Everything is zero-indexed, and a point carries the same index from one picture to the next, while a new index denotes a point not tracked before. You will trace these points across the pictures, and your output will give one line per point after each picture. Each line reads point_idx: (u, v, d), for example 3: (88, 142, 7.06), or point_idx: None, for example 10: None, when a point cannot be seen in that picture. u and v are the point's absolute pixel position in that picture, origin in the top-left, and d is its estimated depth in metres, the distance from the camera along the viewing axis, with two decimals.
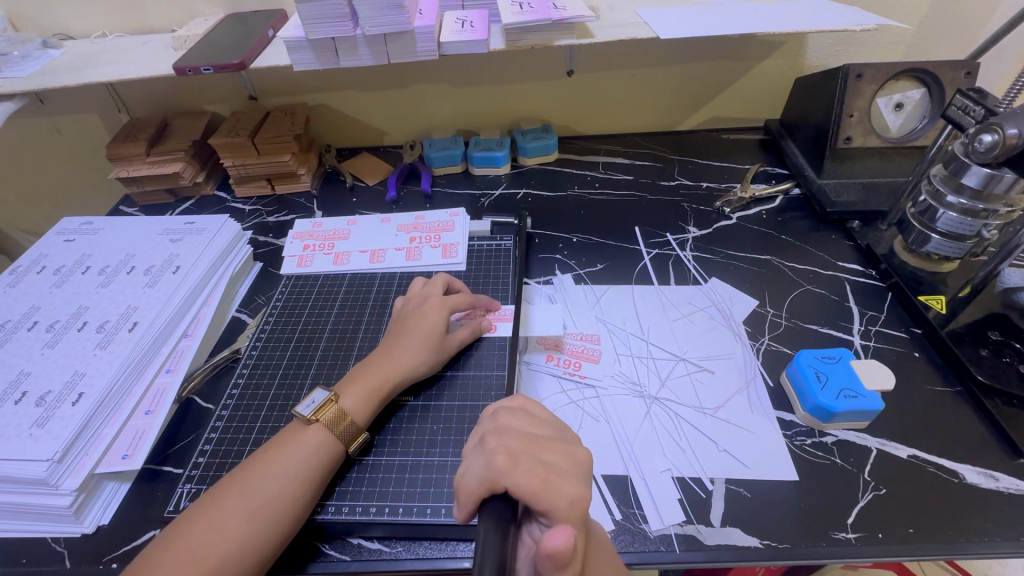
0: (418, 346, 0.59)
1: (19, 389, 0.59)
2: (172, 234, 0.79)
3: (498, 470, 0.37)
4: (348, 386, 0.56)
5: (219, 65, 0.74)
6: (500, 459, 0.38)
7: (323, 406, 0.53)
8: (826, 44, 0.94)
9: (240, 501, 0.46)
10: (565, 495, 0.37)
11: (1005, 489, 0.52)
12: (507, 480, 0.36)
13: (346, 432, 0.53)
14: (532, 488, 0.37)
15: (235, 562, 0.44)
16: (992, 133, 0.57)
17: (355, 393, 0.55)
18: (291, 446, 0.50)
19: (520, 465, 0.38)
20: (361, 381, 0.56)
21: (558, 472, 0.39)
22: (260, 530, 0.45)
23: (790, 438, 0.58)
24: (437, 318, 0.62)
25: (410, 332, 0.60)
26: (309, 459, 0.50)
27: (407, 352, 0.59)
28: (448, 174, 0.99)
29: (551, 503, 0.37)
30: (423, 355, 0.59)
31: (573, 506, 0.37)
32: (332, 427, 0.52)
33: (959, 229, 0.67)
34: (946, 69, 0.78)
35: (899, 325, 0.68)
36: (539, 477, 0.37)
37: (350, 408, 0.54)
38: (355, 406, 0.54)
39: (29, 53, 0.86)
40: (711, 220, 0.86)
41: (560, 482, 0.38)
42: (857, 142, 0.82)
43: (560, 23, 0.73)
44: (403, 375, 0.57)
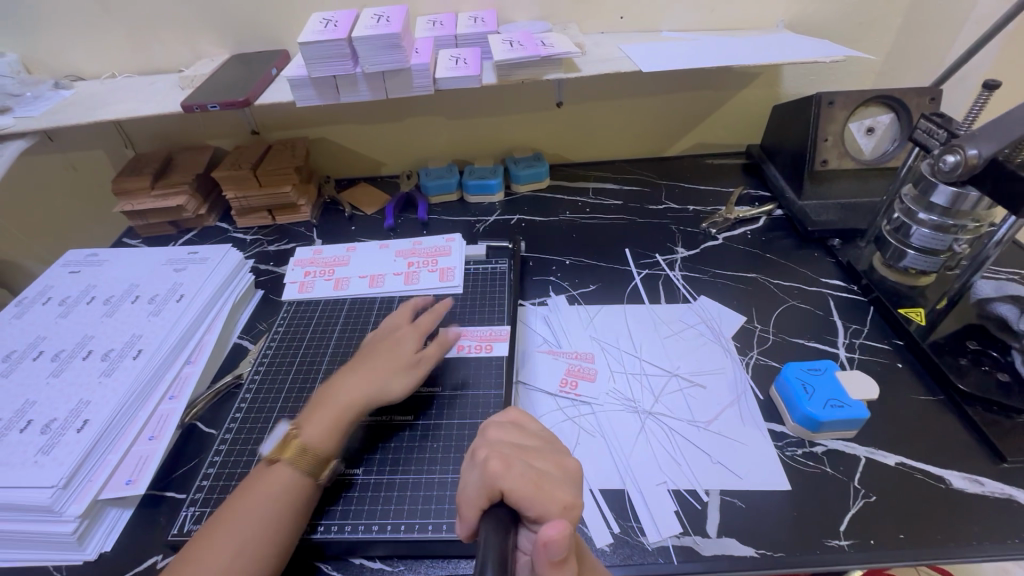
0: (388, 369, 0.60)
1: (24, 417, 0.59)
2: (176, 264, 0.81)
3: (491, 473, 0.37)
4: (307, 418, 0.56)
5: (225, 102, 0.77)
6: (493, 461, 0.38)
7: (285, 443, 0.53)
8: (799, 74, 0.99)
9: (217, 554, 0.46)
10: (560, 501, 0.37)
11: (990, 494, 0.54)
12: (500, 482, 0.36)
13: (314, 463, 0.52)
14: (524, 490, 0.36)
15: None
16: (954, 154, 0.61)
17: (315, 425, 0.54)
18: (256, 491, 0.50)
19: (512, 469, 0.38)
20: (321, 413, 0.56)
21: (551, 480, 0.39)
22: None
23: (781, 449, 0.59)
24: (411, 343, 0.64)
25: (381, 355, 0.62)
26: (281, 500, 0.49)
27: (374, 373, 0.60)
28: (443, 203, 1.02)
29: (545, 508, 0.36)
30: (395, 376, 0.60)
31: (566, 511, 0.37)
32: (299, 461, 0.51)
33: (932, 244, 0.70)
34: (912, 95, 0.83)
35: (882, 338, 0.71)
36: (531, 481, 0.37)
37: (316, 440, 0.53)
38: (318, 435, 0.54)
39: (40, 94, 0.90)
40: (698, 241, 0.90)
41: (553, 489, 0.38)
42: (834, 164, 0.87)
43: (548, 58, 0.78)
44: (374, 395, 0.58)
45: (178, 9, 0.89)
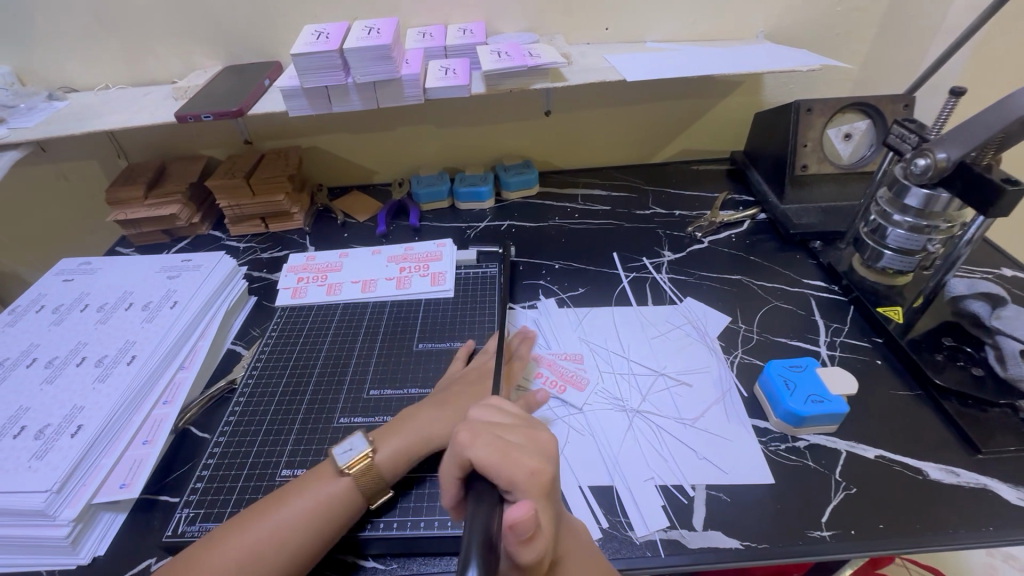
0: (466, 411, 0.59)
1: (18, 424, 0.60)
2: (169, 271, 0.82)
3: (460, 445, 0.38)
4: (386, 438, 0.56)
5: (219, 112, 0.79)
6: (462, 435, 0.39)
7: (359, 459, 0.53)
8: (779, 82, 1.02)
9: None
10: (527, 466, 0.37)
11: (965, 483, 0.56)
12: (469, 453, 0.37)
13: (374, 488, 0.52)
14: (490, 460, 0.37)
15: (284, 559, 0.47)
16: (925, 158, 0.64)
17: (391, 447, 0.55)
18: (292, 519, 0.49)
19: (480, 440, 0.38)
20: (398, 439, 0.56)
21: (521, 448, 0.39)
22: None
23: (765, 444, 0.61)
24: (505, 385, 0.63)
25: (469, 398, 0.60)
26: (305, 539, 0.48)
27: (456, 417, 0.58)
28: (435, 210, 1.04)
29: (513, 475, 0.36)
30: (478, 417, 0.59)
31: (534, 477, 0.37)
32: (360, 481, 0.52)
33: (907, 244, 0.72)
34: (886, 102, 0.86)
35: (862, 336, 0.73)
36: (498, 450, 0.37)
37: (387, 462, 0.54)
38: (390, 460, 0.54)
39: (35, 105, 0.91)
40: (684, 244, 0.92)
41: (520, 456, 0.38)
42: (813, 169, 0.90)
43: (535, 69, 0.80)
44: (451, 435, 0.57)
45: (172, 22, 0.91)
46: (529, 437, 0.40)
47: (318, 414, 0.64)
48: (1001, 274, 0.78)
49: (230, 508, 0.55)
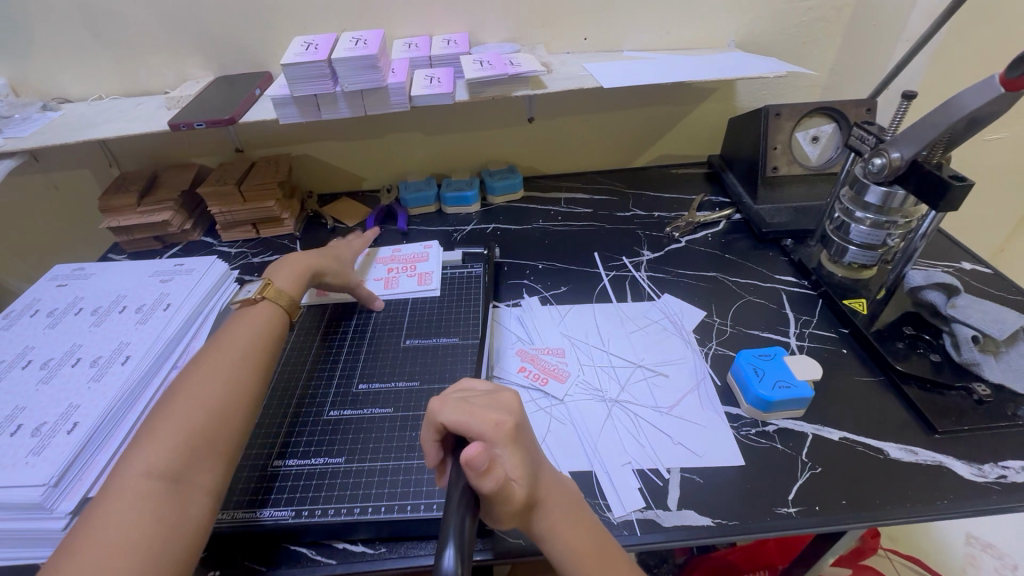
0: (331, 255, 0.79)
1: (14, 422, 0.61)
2: (162, 275, 0.84)
3: (432, 412, 0.44)
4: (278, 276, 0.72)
5: (211, 121, 0.82)
6: (433, 404, 0.44)
7: (265, 287, 0.68)
8: (752, 89, 1.07)
9: (189, 393, 0.53)
10: (489, 419, 0.42)
11: (923, 461, 0.59)
12: (441, 419, 0.43)
13: (286, 303, 0.68)
14: (459, 420, 0.42)
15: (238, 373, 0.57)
16: (881, 157, 0.68)
17: (285, 278, 0.71)
18: (235, 336, 0.61)
19: (450, 406, 0.44)
20: (286, 273, 0.72)
21: (485, 406, 0.44)
22: (209, 418, 0.52)
23: (737, 429, 0.64)
24: (347, 252, 0.84)
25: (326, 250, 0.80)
26: (248, 352, 0.60)
27: (324, 256, 0.77)
28: (423, 214, 1.07)
29: (477, 428, 0.42)
30: (335, 263, 0.79)
31: (498, 427, 0.42)
32: (274, 297, 0.67)
33: (870, 239, 0.76)
34: (850, 106, 0.90)
35: (829, 327, 0.77)
36: (464, 410, 0.43)
37: (284, 287, 0.70)
38: (289, 283, 0.71)
39: (28, 116, 0.93)
40: (663, 244, 0.95)
41: (483, 411, 0.43)
42: (783, 170, 0.94)
43: (516, 76, 0.84)
44: (324, 266, 0.76)
45: (164, 35, 0.94)
46: (493, 399, 0.46)
47: (310, 405, 0.66)
48: (960, 267, 0.82)
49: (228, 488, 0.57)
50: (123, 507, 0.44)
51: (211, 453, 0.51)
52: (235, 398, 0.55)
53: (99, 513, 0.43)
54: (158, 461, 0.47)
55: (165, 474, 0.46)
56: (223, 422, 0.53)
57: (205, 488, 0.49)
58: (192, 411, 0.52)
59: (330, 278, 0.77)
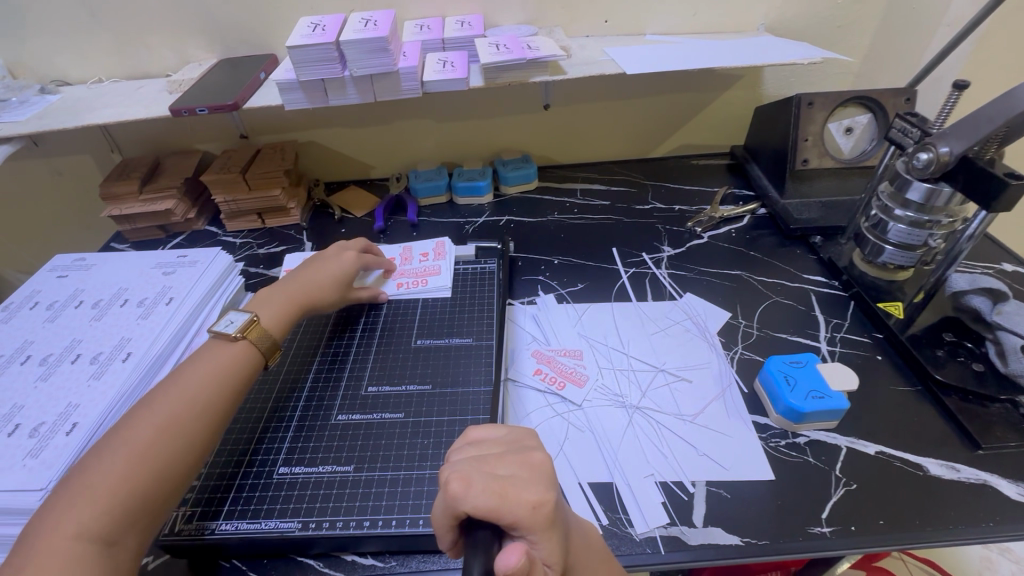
0: (330, 280, 0.72)
1: (13, 421, 0.59)
2: (165, 267, 0.81)
3: (453, 498, 0.30)
4: (263, 309, 0.66)
5: (213, 106, 0.78)
6: (452, 484, 0.31)
7: (247, 325, 0.62)
8: (780, 76, 1.02)
9: (136, 440, 0.49)
10: (528, 499, 0.31)
11: (966, 479, 0.55)
12: (465, 506, 0.30)
13: (266, 343, 0.62)
14: (490, 506, 0.30)
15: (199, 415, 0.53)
16: (927, 152, 0.63)
17: (271, 311, 0.65)
18: (201, 369, 0.56)
19: (476, 484, 0.31)
20: (275, 305, 0.66)
21: (519, 480, 0.32)
22: (157, 471, 0.48)
23: (766, 440, 0.60)
24: (353, 263, 0.76)
25: (324, 271, 0.73)
26: (212, 397, 0.54)
27: (321, 283, 0.71)
28: (433, 204, 1.03)
29: (514, 513, 0.30)
30: (331, 291, 0.72)
31: (538, 511, 0.31)
32: (254, 337, 0.61)
33: (909, 239, 0.72)
34: (888, 96, 0.85)
35: (862, 331, 0.73)
36: (495, 490, 0.30)
37: (271, 325, 0.64)
38: (273, 319, 0.65)
39: (26, 99, 0.89)
40: (684, 239, 0.91)
41: (518, 488, 0.31)
42: (814, 163, 0.90)
43: (534, 61, 0.79)
44: (317, 297, 0.70)
45: (165, 14, 0.90)
46: (521, 466, 0.34)
47: (317, 405, 0.63)
48: (1001, 269, 0.78)
49: (231, 493, 0.55)
50: (43, 573, 0.40)
51: (147, 513, 0.47)
52: (186, 452, 0.50)
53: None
54: (91, 521, 0.44)
55: (95, 538, 0.43)
56: (168, 476, 0.49)
57: (133, 552, 0.46)
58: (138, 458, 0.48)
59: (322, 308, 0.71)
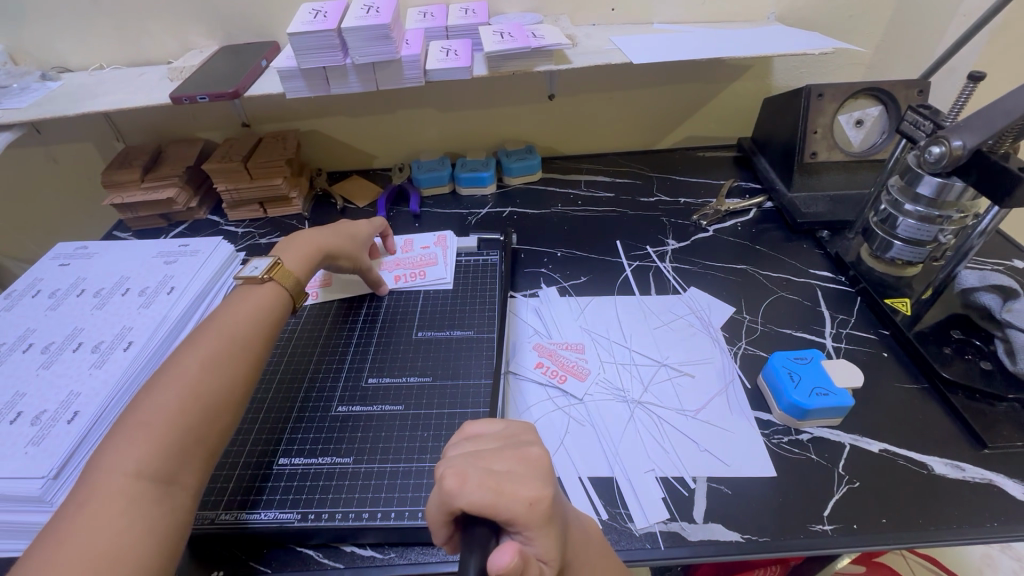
0: (348, 238, 0.74)
1: (14, 409, 0.60)
2: (166, 256, 0.80)
3: (448, 494, 0.30)
4: (284, 254, 0.67)
5: (214, 94, 0.77)
6: (448, 479, 0.30)
7: (273, 266, 0.64)
8: (789, 67, 1.00)
9: (182, 378, 0.49)
10: (524, 496, 0.30)
11: (971, 479, 0.55)
12: (460, 503, 0.30)
13: (292, 285, 0.64)
14: (486, 502, 0.29)
15: (238, 354, 0.54)
16: (940, 145, 0.61)
17: (294, 259, 0.67)
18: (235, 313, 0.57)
19: (471, 480, 0.30)
20: (298, 253, 0.68)
21: (515, 475, 0.31)
22: (206, 408, 0.49)
23: (768, 436, 0.60)
24: (367, 229, 0.78)
25: (343, 230, 0.75)
26: (247, 339, 0.56)
27: (341, 239, 0.73)
28: (436, 195, 1.02)
29: (510, 510, 0.30)
30: (349, 245, 0.74)
31: (534, 509, 0.30)
32: (280, 279, 0.63)
33: (918, 235, 0.71)
34: (900, 88, 0.83)
35: (868, 328, 0.72)
36: (490, 486, 0.30)
37: (294, 267, 0.66)
38: (295, 264, 0.66)
39: (27, 85, 0.89)
40: (688, 233, 0.90)
41: (514, 484, 0.31)
42: (823, 156, 0.88)
43: (539, 50, 0.78)
44: (337, 245, 0.72)
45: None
46: (518, 461, 0.33)
47: (317, 396, 0.63)
48: (1012, 266, 0.77)
49: (232, 484, 0.55)
50: (110, 505, 0.41)
51: (200, 449, 0.48)
52: (229, 397, 0.51)
53: (81, 513, 0.40)
54: (152, 454, 0.44)
55: (153, 476, 0.44)
56: (213, 417, 0.49)
57: (192, 488, 0.46)
58: (188, 395, 0.49)
59: (341, 258, 0.72)
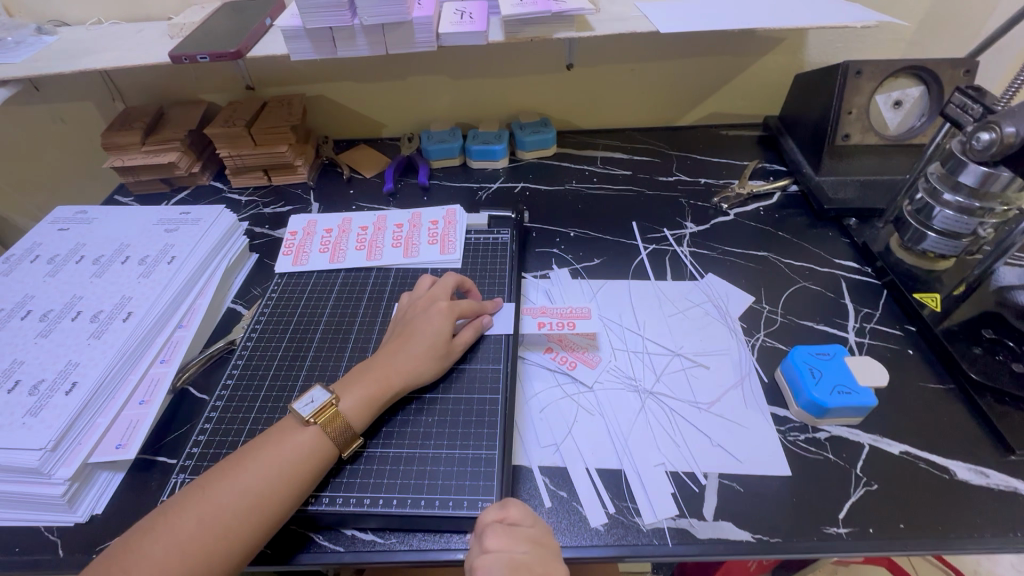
0: (421, 353, 0.58)
1: (12, 378, 0.58)
2: (166, 224, 0.78)
3: None
4: (350, 387, 0.55)
5: (215, 54, 0.73)
6: None
7: (324, 409, 0.52)
8: (825, 41, 0.93)
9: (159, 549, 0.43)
10: None
11: (995, 486, 0.53)
12: None
13: (342, 434, 0.52)
14: None
15: (236, 528, 0.45)
16: (990, 132, 0.57)
17: (356, 396, 0.54)
18: (258, 465, 0.48)
19: None
20: (362, 384, 0.55)
21: None
22: None
23: (784, 433, 0.58)
24: (446, 321, 0.60)
25: (416, 337, 0.59)
26: (249, 510, 0.46)
27: (411, 359, 0.57)
28: (445, 167, 0.98)
29: None
30: (427, 358, 0.58)
31: None
32: (330, 428, 0.51)
33: (955, 226, 0.67)
34: (945, 67, 0.78)
35: (893, 322, 0.69)
36: None
37: (351, 413, 0.53)
38: (353, 411, 0.53)
39: (22, 39, 0.85)
40: (708, 216, 0.86)
41: None
42: (855, 139, 0.83)
43: (559, 15, 0.73)
44: (411, 371, 0.57)
45: None
46: None
47: (320, 376, 0.62)
48: None
49: None
50: None
51: None
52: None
53: None
54: None
55: None
56: None
57: None
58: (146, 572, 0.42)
59: (417, 386, 0.58)
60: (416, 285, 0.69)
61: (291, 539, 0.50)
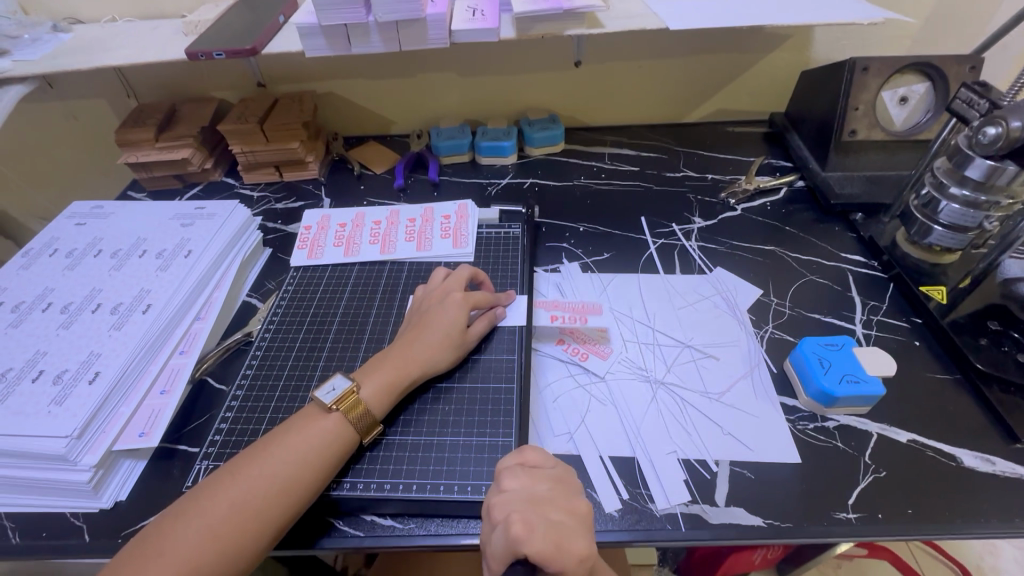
0: (437, 342, 0.59)
1: (36, 368, 0.60)
2: (182, 219, 0.79)
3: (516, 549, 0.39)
4: (369, 374, 0.56)
5: (230, 50, 0.74)
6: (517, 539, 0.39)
7: (345, 395, 0.53)
8: (831, 38, 0.94)
9: (190, 531, 0.44)
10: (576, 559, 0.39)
11: (1001, 473, 0.54)
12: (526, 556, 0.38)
13: (363, 421, 0.53)
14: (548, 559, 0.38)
15: (264, 510, 0.46)
16: (996, 126, 0.59)
17: (376, 384, 0.55)
18: (284, 451, 0.49)
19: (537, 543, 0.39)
20: (381, 371, 0.56)
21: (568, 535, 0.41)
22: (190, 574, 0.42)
23: (793, 422, 0.59)
24: (461, 311, 0.62)
25: (432, 327, 0.60)
26: (276, 494, 0.47)
27: (427, 348, 0.59)
28: (455, 164, 0.99)
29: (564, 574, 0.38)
30: (443, 348, 0.59)
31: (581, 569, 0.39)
32: (351, 414, 0.52)
33: (961, 220, 0.68)
34: (951, 64, 0.79)
35: (899, 315, 0.70)
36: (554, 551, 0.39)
37: (371, 400, 0.54)
38: (372, 399, 0.54)
39: (38, 37, 0.86)
40: (716, 211, 0.87)
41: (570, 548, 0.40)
42: (862, 134, 0.83)
43: (570, 12, 0.74)
44: (428, 360, 0.58)
45: None
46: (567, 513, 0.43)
47: (337, 366, 0.63)
48: None
49: None
50: None
51: None
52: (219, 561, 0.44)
53: None
54: None
55: None
56: None
57: None
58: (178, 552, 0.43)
59: (434, 374, 0.59)
60: (430, 278, 0.70)
61: (313, 524, 0.51)
